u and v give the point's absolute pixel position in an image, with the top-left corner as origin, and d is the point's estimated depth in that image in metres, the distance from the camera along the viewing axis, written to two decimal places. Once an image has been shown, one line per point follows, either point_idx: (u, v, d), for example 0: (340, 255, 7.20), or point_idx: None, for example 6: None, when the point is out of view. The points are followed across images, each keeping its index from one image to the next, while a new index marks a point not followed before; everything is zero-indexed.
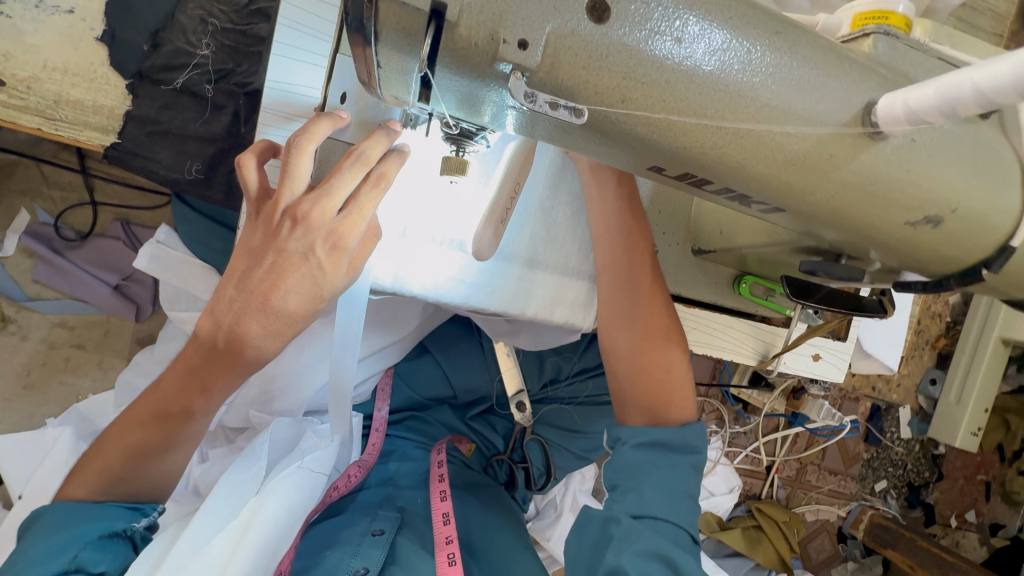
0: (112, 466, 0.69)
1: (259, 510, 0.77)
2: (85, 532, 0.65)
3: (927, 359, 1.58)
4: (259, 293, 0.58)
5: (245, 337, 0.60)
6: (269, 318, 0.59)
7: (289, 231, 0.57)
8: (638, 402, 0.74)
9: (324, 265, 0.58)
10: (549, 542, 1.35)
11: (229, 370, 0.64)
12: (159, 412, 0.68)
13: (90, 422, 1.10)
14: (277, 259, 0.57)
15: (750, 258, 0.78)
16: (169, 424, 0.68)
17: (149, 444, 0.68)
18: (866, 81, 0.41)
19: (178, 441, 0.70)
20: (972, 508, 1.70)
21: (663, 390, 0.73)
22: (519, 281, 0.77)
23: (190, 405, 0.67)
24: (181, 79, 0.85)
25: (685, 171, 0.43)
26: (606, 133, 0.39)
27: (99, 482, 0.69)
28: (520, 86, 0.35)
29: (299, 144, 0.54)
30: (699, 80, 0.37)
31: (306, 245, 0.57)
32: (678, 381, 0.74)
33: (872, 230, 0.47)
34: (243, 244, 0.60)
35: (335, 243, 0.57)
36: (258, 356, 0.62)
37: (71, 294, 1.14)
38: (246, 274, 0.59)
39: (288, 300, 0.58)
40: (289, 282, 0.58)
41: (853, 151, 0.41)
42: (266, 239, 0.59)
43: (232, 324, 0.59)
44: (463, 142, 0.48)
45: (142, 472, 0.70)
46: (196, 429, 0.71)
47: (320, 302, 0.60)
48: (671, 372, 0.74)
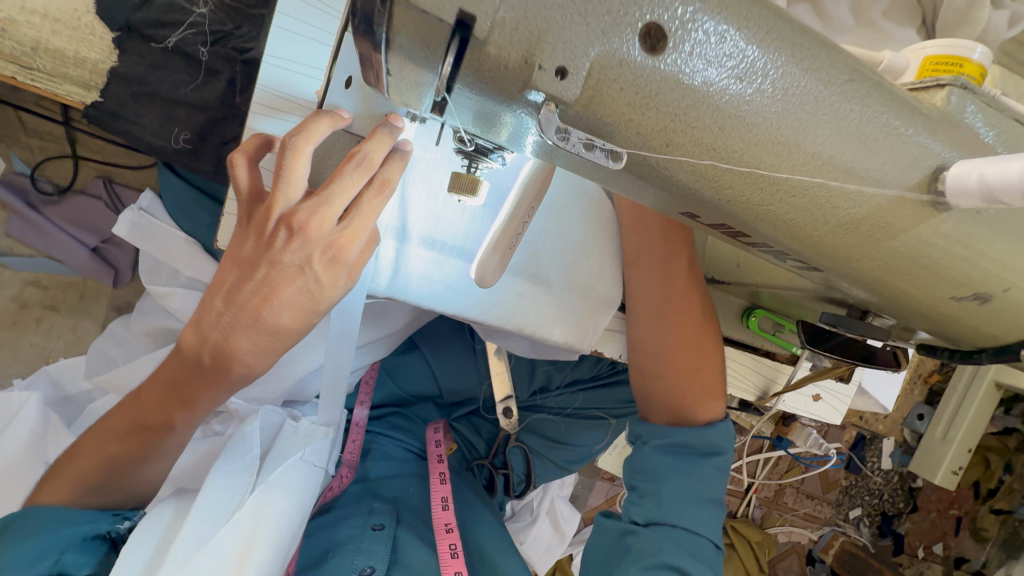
0: (87, 474, 0.65)
1: (269, 504, 0.70)
2: (65, 535, 0.62)
3: (918, 394, 1.58)
4: (250, 311, 0.53)
5: (233, 354, 0.55)
6: (258, 334, 0.54)
7: (284, 242, 0.51)
8: (664, 394, 0.73)
9: (322, 278, 0.53)
10: (523, 545, 1.33)
11: (214, 386, 0.59)
12: (136, 423, 0.63)
13: (59, 387, 1.06)
14: (269, 272, 0.52)
15: (763, 294, 0.74)
16: (147, 436, 0.64)
17: (129, 453, 0.64)
18: (939, 140, 0.36)
19: (156, 453, 0.66)
20: (940, 541, 1.64)
21: (689, 388, 0.72)
22: (519, 296, 0.73)
23: (170, 418, 0.63)
24: (174, 38, 0.77)
25: (724, 221, 0.38)
26: (641, 175, 0.34)
27: (75, 489, 0.65)
28: (553, 119, 0.30)
29: (295, 145, 0.48)
30: (758, 127, 0.32)
31: (303, 258, 0.51)
32: (705, 381, 0.73)
33: (911, 301, 0.44)
34: (231, 248, 0.54)
35: (334, 257, 0.52)
36: (247, 374, 0.58)
37: (46, 252, 1.08)
38: (236, 287, 0.53)
39: (281, 316, 0.53)
40: (284, 296, 0.52)
41: (912, 221, 0.37)
42: (259, 249, 0.52)
43: (220, 340, 0.54)
44: (478, 158, 0.43)
45: (124, 481, 0.67)
46: (178, 441, 0.66)
47: (316, 315, 0.55)
48: (698, 371, 0.72)
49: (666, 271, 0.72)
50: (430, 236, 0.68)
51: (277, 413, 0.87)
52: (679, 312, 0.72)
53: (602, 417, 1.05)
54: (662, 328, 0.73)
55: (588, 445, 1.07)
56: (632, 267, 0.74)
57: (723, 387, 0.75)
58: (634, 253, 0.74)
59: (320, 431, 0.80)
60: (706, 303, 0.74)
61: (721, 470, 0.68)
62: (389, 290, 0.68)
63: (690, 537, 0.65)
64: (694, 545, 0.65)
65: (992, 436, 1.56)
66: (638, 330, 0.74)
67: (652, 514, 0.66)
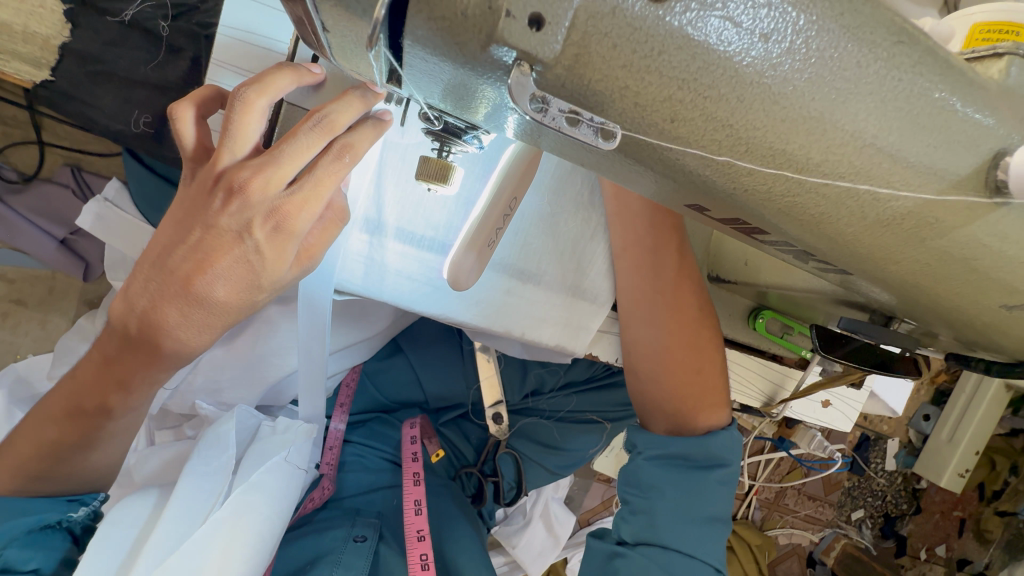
0: (28, 463, 0.56)
1: (247, 509, 0.62)
2: (14, 526, 0.54)
3: (924, 394, 1.53)
4: (180, 277, 0.46)
5: (160, 326, 0.48)
6: (192, 307, 0.47)
7: (222, 204, 0.45)
8: (662, 401, 0.67)
9: (264, 250, 0.46)
10: (515, 550, 1.28)
11: (154, 364, 0.52)
12: (73, 407, 0.55)
13: (26, 385, 1.01)
14: (204, 236, 0.45)
15: (772, 295, 0.68)
16: (85, 422, 0.55)
17: (67, 441, 0.56)
18: (1003, 119, 0.29)
19: (102, 438, 0.58)
20: (943, 543, 1.57)
21: (689, 391, 0.66)
22: (507, 294, 0.67)
23: (107, 401, 0.54)
24: (131, 11, 0.70)
25: (740, 215, 0.32)
26: (641, 159, 0.28)
27: (14, 478, 0.56)
28: (526, 85, 0.24)
29: (245, 98, 0.42)
30: (786, 99, 0.26)
31: (242, 223, 0.45)
32: (706, 383, 0.67)
33: (949, 309, 0.38)
34: (177, 210, 0.48)
35: (279, 224, 0.45)
36: (180, 350, 0.50)
37: (10, 244, 1.01)
38: (172, 249, 0.47)
39: (215, 288, 0.46)
40: (221, 267, 0.46)
41: (965, 217, 0.31)
42: (195, 208, 0.46)
43: (144, 306, 0.48)
44: (449, 141, 0.37)
45: (67, 467, 0.58)
46: (123, 426, 0.58)
47: (259, 294, 0.49)
48: (698, 371, 0.67)
49: (659, 267, 0.66)
50: (408, 231, 0.62)
51: (252, 412, 0.78)
52: (674, 310, 0.67)
53: (597, 422, 1.00)
54: (655, 328, 0.67)
55: (581, 450, 1.01)
56: (619, 262, 0.67)
57: (726, 390, 0.69)
58: (619, 248, 0.67)
59: (302, 429, 0.73)
60: (703, 298, 0.69)
61: (725, 484, 0.63)
62: (363, 289, 0.62)
63: (686, 559, 0.60)
64: (691, 569, 0.59)
65: (998, 437, 1.50)
66: (633, 331, 0.69)
67: (643, 534, 0.61)
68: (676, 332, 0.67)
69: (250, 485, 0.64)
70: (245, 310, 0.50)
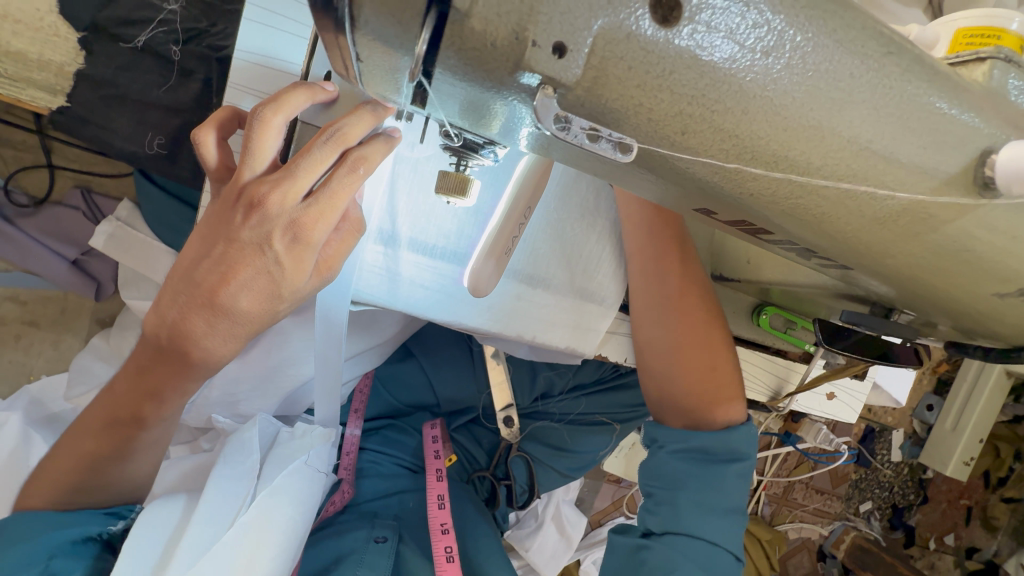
0: (66, 477, 0.58)
1: (271, 514, 0.63)
2: (60, 537, 0.56)
3: (926, 383, 1.55)
4: (205, 291, 0.48)
5: (189, 336, 0.49)
6: (218, 318, 0.49)
7: (243, 218, 0.46)
8: (682, 404, 0.68)
9: (283, 261, 0.47)
10: (528, 553, 1.31)
11: (180, 374, 0.53)
12: (110, 419, 0.56)
13: (42, 406, 1.02)
14: (227, 249, 0.47)
15: (774, 291, 0.70)
16: (120, 433, 0.57)
17: (103, 453, 0.58)
18: (987, 120, 0.32)
19: (136, 449, 0.60)
20: (951, 532, 1.59)
21: (706, 391, 0.68)
22: (518, 300, 0.69)
23: (142, 412, 0.56)
24: (143, 37, 0.72)
25: (746, 216, 0.34)
26: (652, 167, 0.30)
27: (56, 491, 0.59)
28: (551, 108, 0.26)
29: (263, 117, 0.44)
30: (786, 110, 0.28)
31: (262, 236, 0.46)
32: (721, 382, 0.69)
33: (948, 297, 0.40)
34: (200, 228, 0.50)
35: (297, 236, 0.46)
36: (207, 359, 0.52)
37: (23, 266, 1.02)
38: (198, 264, 0.49)
39: (239, 299, 0.48)
40: (242, 279, 0.47)
41: (956, 211, 0.33)
42: (218, 224, 0.48)
43: (173, 318, 0.49)
44: (467, 155, 0.39)
45: (103, 480, 0.60)
46: (156, 437, 0.60)
47: (279, 302, 0.50)
48: (713, 371, 0.69)
49: (664, 274, 0.68)
50: (420, 241, 0.64)
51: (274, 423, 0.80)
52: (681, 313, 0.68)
53: (607, 422, 1.02)
54: (664, 328, 0.69)
55: (592, 452, 1.03)
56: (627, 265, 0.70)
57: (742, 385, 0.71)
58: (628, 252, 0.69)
59: (318, 435, 0.75)
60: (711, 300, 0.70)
61: (743, 477, 0.64)
62: (378, 298, 0.64)
63: (708, 548, 0.61)
64: (714, 558, 0.61)
65: (1002, 424, 1.52)
66: (643, 333, 0.71)
67: (668, 524, 0.63)
68: (684, 331, 0.68)
69: (273, 490, 0.65)
70: (270, 321, 0.51)
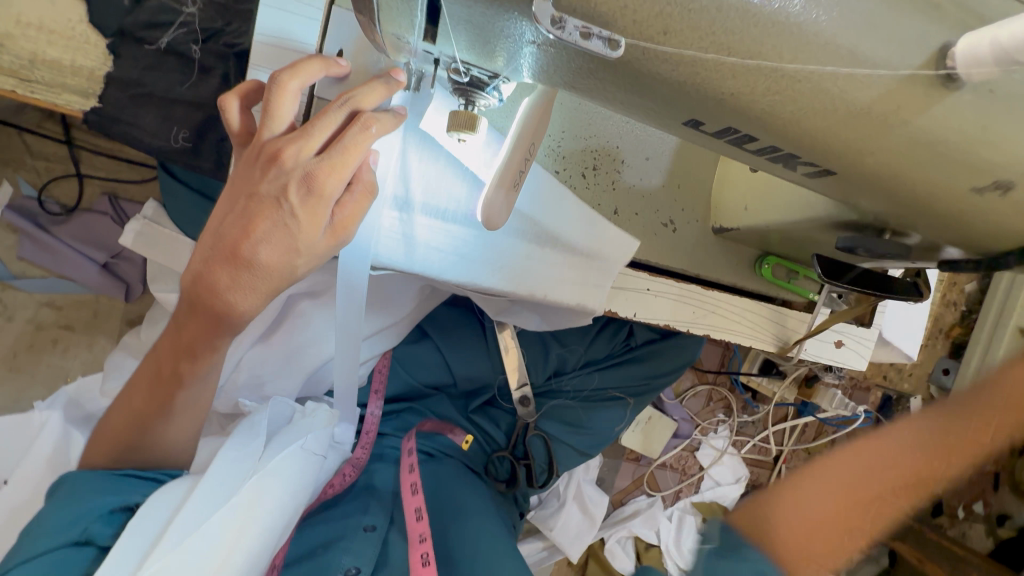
0: (119, 435, 0.65)
1: (262, 497, 0.66)
2: (99, 505, 0.59)
3: (941, 348, 1.42)
4: (229, 245, 0.52)
5: (214, 289, 0.54)
6: (241, 272, 0.52)
7: (263, 171, 0.51)
8: (757, 503, 0.47)
9: (299, 215, 0.50)
10: (552, 532, 1.32)
11: (213, 332, 0.58)
12: (154, 379, 0.64)
13: (79, 405, 1.06)
14: (248, 203, 0.51)
15: (773, 237, 0.73)
16: (163, 391, 0.64)
17: (148, 411, 0.64)
18: (942, 19, 0.35)
19: (177, 409, 0.65)
20: (980, 499, 1.37)
21: (809, 555, 0.44)
22: (527, 260, 0.73)
23: (178, 369, 0.62)
24: (166, 38, 0.77)
25: (730, 124, 0.38)
26: (633, 73, 0.35)
27: (108, 452, 0.66)
28: (547, 10, 0.30)
29: (280, 81, 0.49)
30: (757, 7, 0.31)
31: (279, 188, 0.50)
32: (842, 541, 0.44)
33: (924, 195, 0.43)
34: (225, 188, 0.54)
35: (310, 188, 0.50)
36: (234, 315, 0.56)
37: (58, 272, 1.08)
38: (223, 219, 0.53)
39: (259, 252, 0.51)
40: (260, 232, 0.51)
41: (923, 102, 0.36)
42: (243, 181, 0.52)
43: (200, 271, 0.54)
44: (474, 94, 0.43)
45: (148, 440, 0.66)
46: (191, 399, 0.65)
47: (297, 258, 0.52)
48: (843, 519, 0.44)
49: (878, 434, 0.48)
50: (432, 205, 0.68)
51: (289, 404, 0.86)
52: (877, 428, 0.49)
53: (619, 397, 1.05)
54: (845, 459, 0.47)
55: (607, 429, 1.05)
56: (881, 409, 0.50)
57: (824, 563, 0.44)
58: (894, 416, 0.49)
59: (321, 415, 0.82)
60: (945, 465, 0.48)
61: None
62: (396, 261, 0.68)
63: None
64: None
65: None
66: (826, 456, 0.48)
67: None
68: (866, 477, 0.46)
69: (268, 470, 0.69)
70: (289, 278, 0.54)
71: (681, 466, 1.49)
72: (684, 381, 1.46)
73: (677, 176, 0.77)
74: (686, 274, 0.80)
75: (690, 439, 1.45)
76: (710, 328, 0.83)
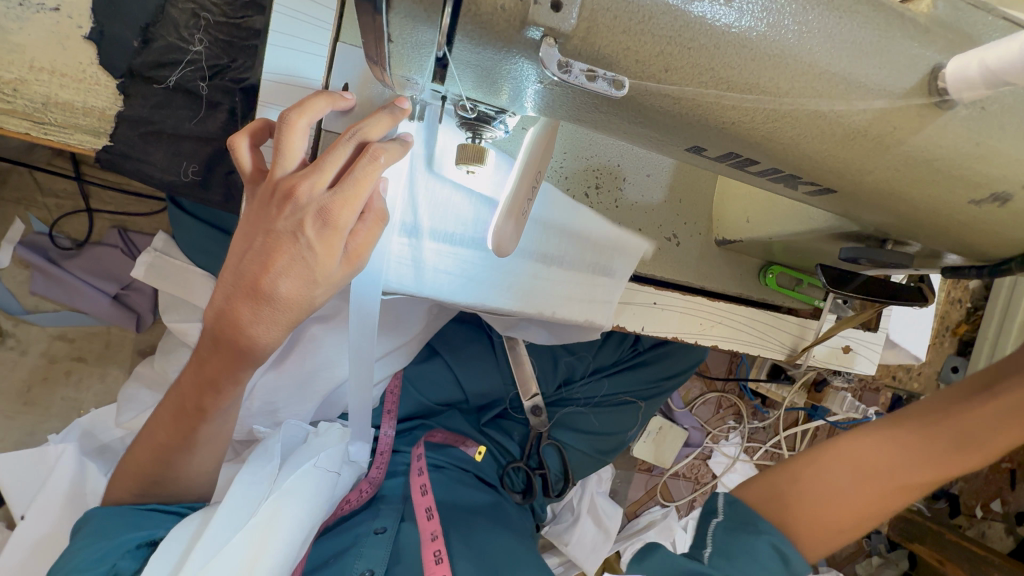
0: (146, 468, 0.67)
1: (281, 510, 0.67)
2: (128, 540, 0.62)
3: (948, 346, 1.41)
4: (250, 281, 0.53)
5: (236, 323, 0.55)
6: (262, 306, 0.53)
7: (278, 209, 0.52)
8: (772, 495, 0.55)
9: (315, 247, 0.51)
10: (568, 547, 1.31)
11: (234, 365, 0.59)
12: (178, 410, 0.64)
13: (93, 437, 1.06)
14: (266, 240, 0.52)
15: (777, 247, 0.73)
16: (186, 423, 0.64)
17: (171, 444, 0.65)
18: (930, 42, 0.36)
19: (199, 442, 0.66)
20: (998, 497, 1.36)
21: (810, 522, 0.53)
22: (535, 279, 0.74)
23: (203, 403, 0.63)
24: (174, 76, 0.74)
25: (732, 149, 0.40)
26: (638, 108, 0.36)
27: (136, 484, 0.68)
28: (552, 54, 0.32)
29: (289, 120, 0.50)
30: (751, 42, 0.33)
31: (295, 223, 0.51)
32: (849, 524, 0.53)
33: (929, 210, 0.44)
34: (240, 227, 0.55)
35: (325, 221, 0.50)
36: (256, 348, 0.57)
37: (69, 305, 1.09)
38: (242, 257, 0.54)
39: (280, 286, 0.52)
40: (279, 266, 0.52)
41: (918, 123, 0.37)
42: (258, 217, 0.53)
43: (222, 308, 0.55)
44: (480, 127, 0.45)
45: (173, 473, 0.68)
46: (212, 432, 0.66)
47: (315, 289, 0.53)
48: (851, 508, 0.53)
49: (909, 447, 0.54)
50: (441, 230, 0.70)
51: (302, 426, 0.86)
52: (883, 427, 0.56)
53: (631, 401, 1.06)
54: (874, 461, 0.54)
55: (620, 433, 1.06)
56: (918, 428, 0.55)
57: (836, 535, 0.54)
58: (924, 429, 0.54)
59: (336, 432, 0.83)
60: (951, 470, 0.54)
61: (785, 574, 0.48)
62: (406, 286, 0.69)
63: None
64: None
65: None
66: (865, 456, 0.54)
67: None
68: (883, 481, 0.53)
69: (284, 489, 0.69)
70: (309, 310, 0.55)
71: (694, 475, 1.49)
72: (693, 389, 1.45)
73: (678, 191, 0.78)
74: (693, 286, 0.81)
75: (701, 447, 1.45)
76: (719, 338, 0.84)
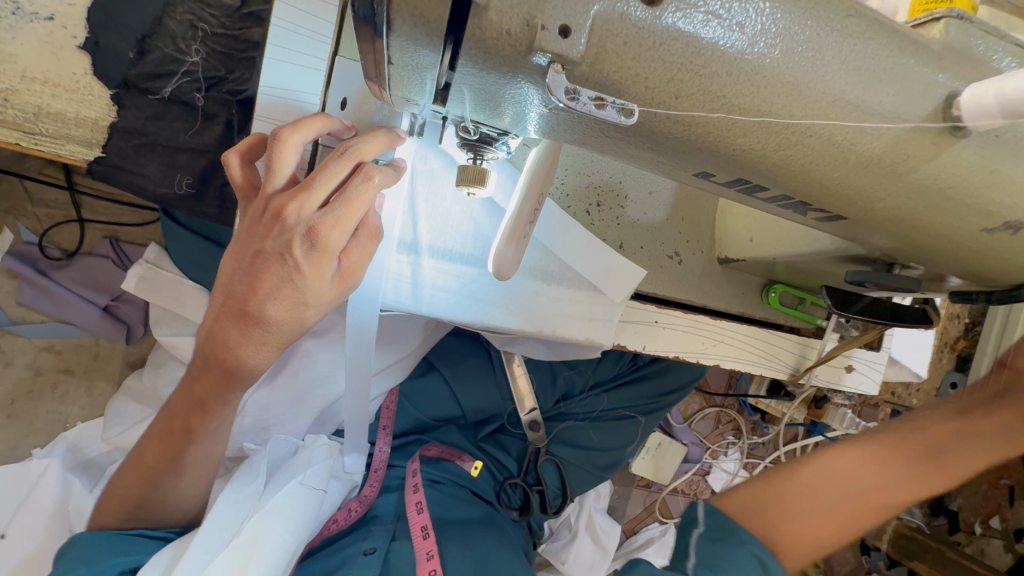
0: (132, 492, 0.65)
1: (263, 534, 0.64)
2: (109, 567, 0.59)
3: (947, 362, 1.40)
4: (240, 302, 0.51)
5: (227, 344, 0.53)
6: (252, 328, 0.52)
7: (268, 228, 0.50)
8: (754, 491, 0.52)
9: (304, 269, 0.49)
10: (565, 565, 1.28)
11: (225, 386, 0.57)
12: (166, 431, 0.62)
13: (79, 452, 1.04)
14: (254, 261, 0.51)
15: (779, 266, 0.72)
16: (175, 444, 0.62)
17: (158, 466, 0.63)
18: (945, 67, 0.35)
19: (187, 465, 0.64)
20: (997, 513, 1.31)
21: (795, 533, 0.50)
22: (534, 296, 0.72)
23: (190, 424, 0.61)
24: (169, 88, 0.72)
25: (741, 175, 0.39)
26: (645, 131, 0.35)
27: (122, 507, 0.66)
28: (560, 80, 0.30)
29: (282, 136, 0.49)
30: (766, 70, 0.32)
31: (283, 244, 0.49)
32: (830, 530, 0.50)
33: (940, 239, 0.43)
34: (230, 245, 0.53)
35: (314, 242, 0.49)
36: (249, 369, 0.55)
37: (57, 316, 1.06)
38: (231, 275, 0.52)
39: (268, 308, 0.51)
40: (267, 288, 0.50)
41: (931, 151, 0.36)
42: (247, 236, 0.52)
43: (212, 328, 0.54)
44: (482, 149, 0.44)
45: (160, 497, 0.65)
46: (201, 454, 0.64)
47: (306, 311, 0.52)
48: (836, 511, 0.50)
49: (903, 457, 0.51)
50: (439, 246, 0.68)
51: (291, 442, 0.84)
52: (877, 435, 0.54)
53: (630, 416, 1.04)
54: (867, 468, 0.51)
55: (619, 449, 1.05)
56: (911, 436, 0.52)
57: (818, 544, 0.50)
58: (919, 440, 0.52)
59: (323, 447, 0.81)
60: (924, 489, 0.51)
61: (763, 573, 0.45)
62: (404, 303, 0.68)
63: None
64: None
65: None
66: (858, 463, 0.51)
67: None
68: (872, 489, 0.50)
69: (268, 508, 0.67)
70: (300, 330, 0.53)
71: (692, 492, 1.47)
72: (692, 404, 1.44)
73: (680, 209, 0.77)
74: (694, 305, 0.80)
75: (701, 463, 1.43)
76: (720, 357, 0.83)
